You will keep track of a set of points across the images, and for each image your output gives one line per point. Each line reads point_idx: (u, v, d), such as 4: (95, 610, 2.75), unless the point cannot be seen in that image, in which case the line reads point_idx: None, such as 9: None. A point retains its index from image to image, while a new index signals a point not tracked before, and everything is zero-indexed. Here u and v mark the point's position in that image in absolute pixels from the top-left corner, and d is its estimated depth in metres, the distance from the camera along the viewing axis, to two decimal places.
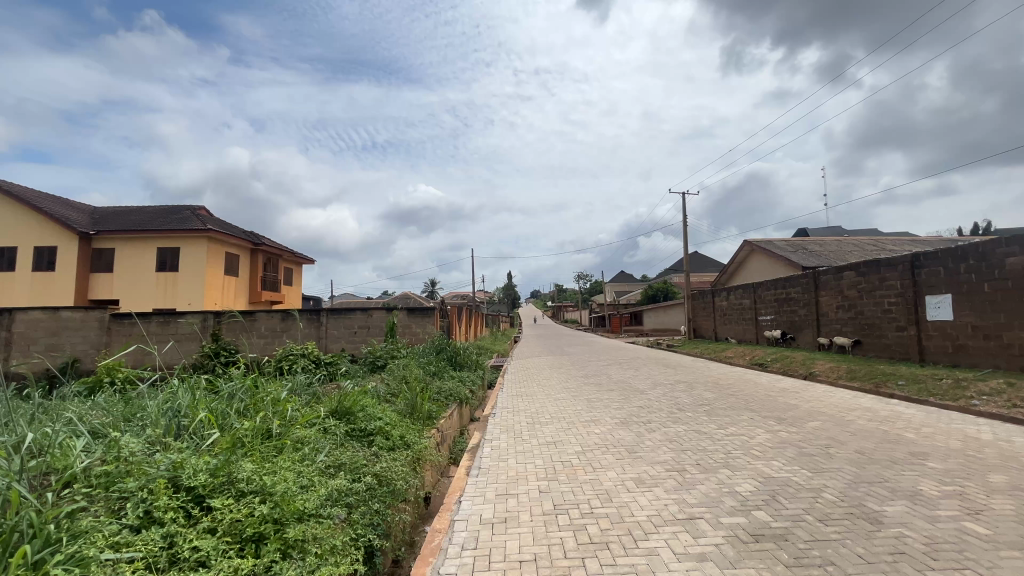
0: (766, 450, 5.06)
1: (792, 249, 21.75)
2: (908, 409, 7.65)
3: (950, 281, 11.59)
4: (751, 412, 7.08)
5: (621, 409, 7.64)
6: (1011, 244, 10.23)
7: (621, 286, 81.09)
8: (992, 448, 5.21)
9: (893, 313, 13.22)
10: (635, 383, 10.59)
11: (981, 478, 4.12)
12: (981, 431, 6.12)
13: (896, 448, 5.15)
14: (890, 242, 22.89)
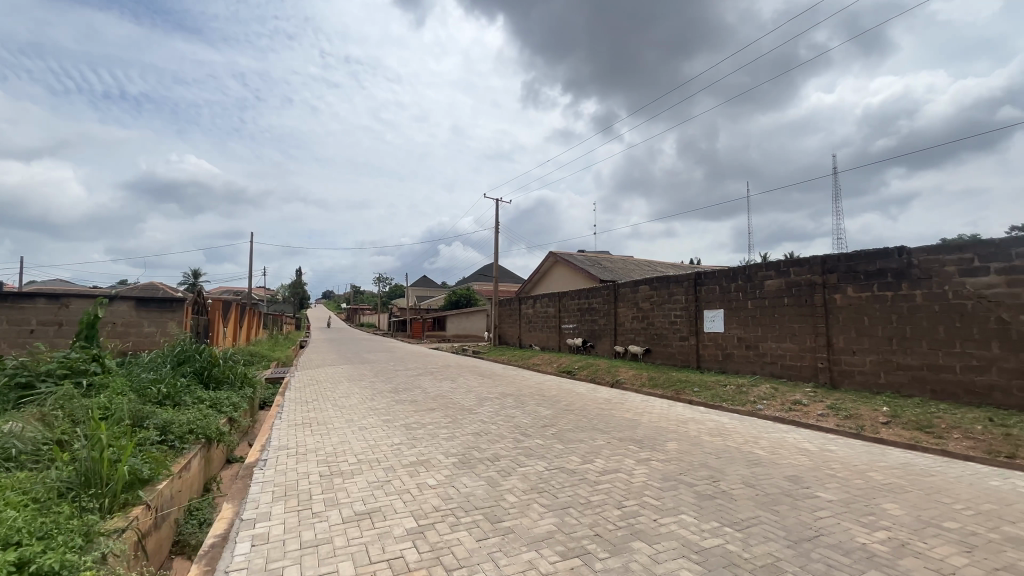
0: (661, 495, 3.89)
1: (589, 263, 23.48)
2: (723, 417, 7.87)
3: (723, 298, 13.34)
4: (603, 435, 6.07)
5: (453, 440, 5.79)
6: (769, 268, 12.11)
7: (423, 291, 79.81)
8: (835, 463, 5.14)
9: (678, 325, 14.74)
10: (458, 398, 8.88)
11: (884, 512, 3.64)
12: (799, 440, 6.32)
13: (770, 472, 4.61)
14: (659, 265, 26.82)
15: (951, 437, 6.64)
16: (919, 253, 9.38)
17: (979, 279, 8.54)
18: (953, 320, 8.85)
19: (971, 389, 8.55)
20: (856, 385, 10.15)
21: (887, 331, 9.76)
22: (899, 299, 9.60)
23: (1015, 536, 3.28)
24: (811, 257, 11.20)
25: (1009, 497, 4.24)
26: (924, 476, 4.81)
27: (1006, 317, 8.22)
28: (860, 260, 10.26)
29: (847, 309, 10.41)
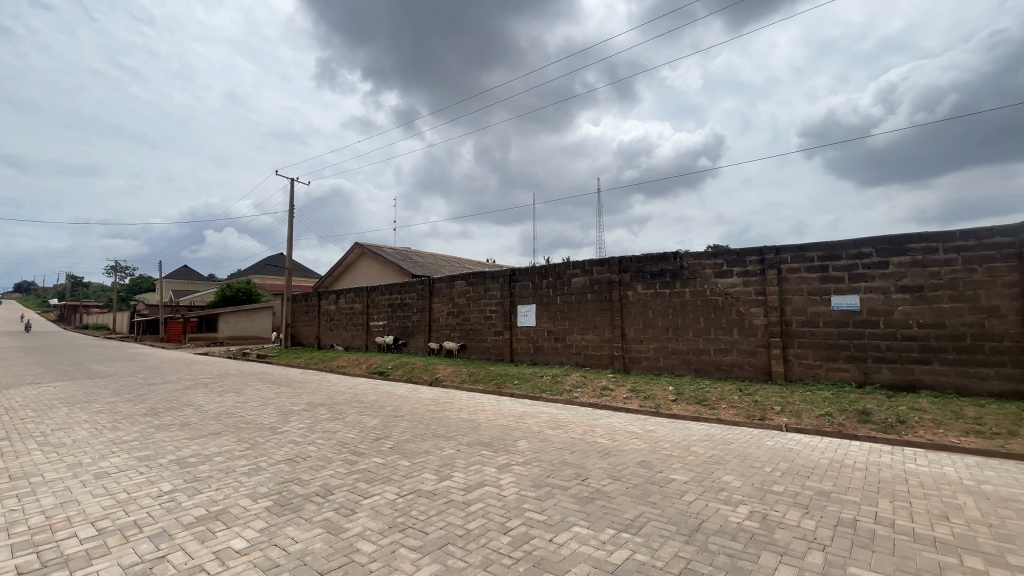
0: (543, 508, 3.44)
1: (400, 257, 22.33)
2: (550, 408, 8.05)
3: (535, 293, 14.06)
4: (449, 441, 5.41)
5: (257, 473, 4.32)
6: (576, 266, 13.23)
7: (181, 284, 65.01)
8: (662, 442, 5.59)
9: (493, 319, 14.99)
10: (252, 415, 7.00)
11: (730, 485, 3.94)
12: (623, 423, 6.81)
13: (623, 461, 4.66)
14: (466, 262, 27.31)
15: (721, 407, 8.09)
16: (688, 257, 11.36)
17: (727, 279, 10.80)
18: (710, 312, 10.99)
19: (720, 367, 10.77)
20: (642, 369, 11.84)
21: (665, 322, 11.60)
22: (674, 295, 11.52)
23: (820, 490, 3.87)
24: (610, 258, 12.61)
25: (787, 454, 5.18)
26: (726, 444, 5.58)
27: (742, 309, 10.58)
28: (647, 261, 11.98)
29: (637, 303, 12.06)
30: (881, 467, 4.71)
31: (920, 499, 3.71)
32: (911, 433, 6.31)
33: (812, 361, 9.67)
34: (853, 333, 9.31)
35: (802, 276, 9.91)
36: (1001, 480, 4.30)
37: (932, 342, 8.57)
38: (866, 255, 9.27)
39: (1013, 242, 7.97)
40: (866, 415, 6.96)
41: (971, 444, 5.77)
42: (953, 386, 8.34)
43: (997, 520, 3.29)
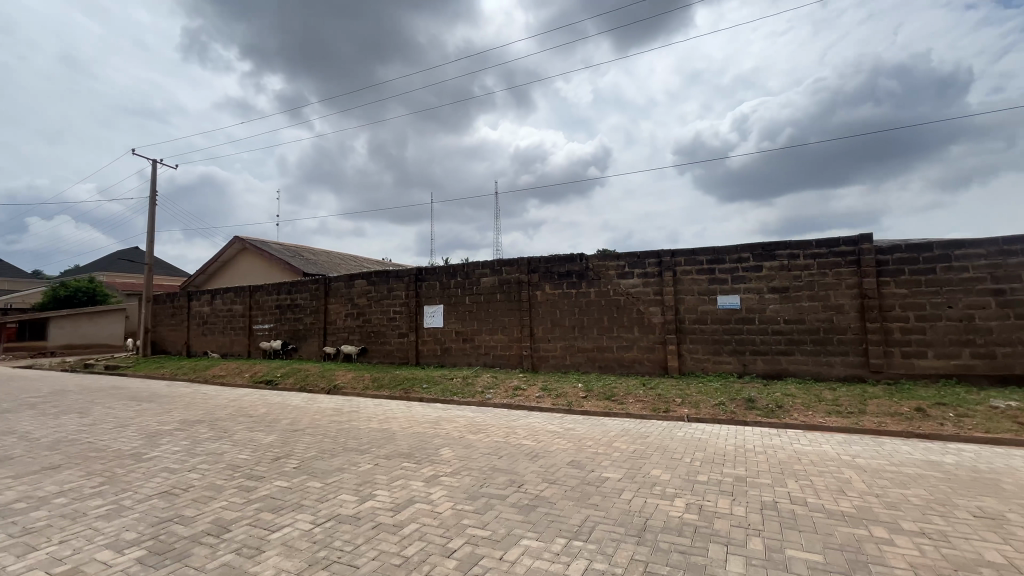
0: (485, 522, 3.17)
1: (288, 253, 20.33)
2: (466, 412, 7.78)
3: (442, 293, 13.63)
4: (363, 455, 4.87)
5: (119, 516, 3.43)
6: (485, 266, 13.08)
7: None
8: (585, 439, 5.64)
9: (397, 321, 14.26)
10: (105, 440, 5.69)
11: (660, 479, 4.03)
12: (542, 423, 6.78)
13: (554, 463, 4.55)
14: (364, 260, 25.83)
15: (629, 402, 8.48)
16: (593, 258, 11.82)
17: (628, 280, 11.43)
18: (613, 311, 11.54)
19: (622, 363, 11.36)
20: (550, 367, 12.07)
21: (572, 321, 11.95)
22: (580, 295, 11.91)
23: (738, 476, 4.12)
24: (519, 258, 12.66)
25: (698, 443, 5.51)
26: (643, 437, 5.79)
27: (641, 308, 11.27)
28: (555, 262, 12.24)
29: (545, 303, 12.26)
30: (777, 449, 5.21)
31: (817, 476, 4.13)
32: (788, 416, 7.18)
33: (701, 355, 10.61)
34: (734, 329, 10.39)
35: (693, 278, 10.83)
36: (868, 453, 4.99)
37: (794, 336, 9.88)
38: (745, 259, 10.40)
39: (854, 251, 9.49)
40: (752, 402, 7.76)
41: (834, 423, 6.72)
42: (810, 372, 9.68)
43: (880, 490, 3.75)
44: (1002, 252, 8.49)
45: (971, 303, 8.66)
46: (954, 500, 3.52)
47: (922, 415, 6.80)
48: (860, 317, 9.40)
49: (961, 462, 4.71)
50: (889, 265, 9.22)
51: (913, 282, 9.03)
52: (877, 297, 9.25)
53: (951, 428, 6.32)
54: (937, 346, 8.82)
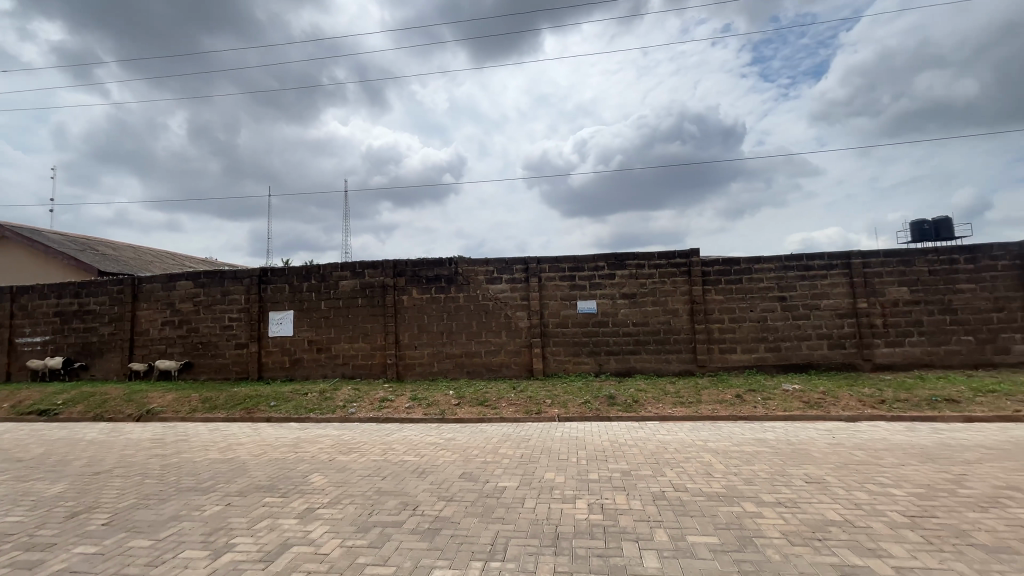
0: (386, 558, 2.75)
1: (75, 247, 16.07)
2: (329, 430, 6.94)
3: (293, 298, 12.11)
4: (207, 496, 3.93)
5: None
6: (344, 268, 11.99)
7: None
8: (470, 449, 5.43)
9: (233, 329, 12.23)
10: None
11: (557, 482, 4.02)
12: (420, 435, 6.37)
13: (446, 478, 4.25)
14: (185, 259, 21.80)
15: (502, 406, 8.52)
16: (462, 263, 11.70)
17: (497, 285, 11.58)
18: (482, 316, 11.56)
19: (490, 367, 11.44)
20: (417, 375, 11.57)
21: (440, 327, 11.64)
22: (448, 300, 11.68)
23: (624, 470, 4.35)
24: (384, 261, 11.90)
25: (577, 441, 5.73)
26: (526, 441, 5.82)
27: (509, 313, 11.50)
28: (422, 266, 11.80)
29: (412, 309, 11.73)
30: (645, 441, 5.69)
31: (686, 463, 4.58)
32: (643, 409, 7.97)
33: (563, 357, 11.25)
34: (591, 332, 11.24)
35: (556, 284, 11.45)
36: (714, 438, 5.76)
37: (641, 337, 11.08)
38: (600, 268, 11.35)
39: (685, 262, 11.05)
40: (612, 399, 8.43)
41: (679, 412, 7.68)
42: (653, 368, 10.96)
43: (736, 469, 4.32)
44: (785, 266, 10.72)
45: (765, 307, 10.73)
46: (788, 471, 4.22)
47: (740, 400, 8.18)
48: (690, 319, 10.96)
49: (779, 438, 5.72)
50: (710, 275, 10.95)
51: (727, 289, 10.87)
52: (702, 302, 10.90)
53: (761, 409, 7.72)
54: (743, 342, 10.74)
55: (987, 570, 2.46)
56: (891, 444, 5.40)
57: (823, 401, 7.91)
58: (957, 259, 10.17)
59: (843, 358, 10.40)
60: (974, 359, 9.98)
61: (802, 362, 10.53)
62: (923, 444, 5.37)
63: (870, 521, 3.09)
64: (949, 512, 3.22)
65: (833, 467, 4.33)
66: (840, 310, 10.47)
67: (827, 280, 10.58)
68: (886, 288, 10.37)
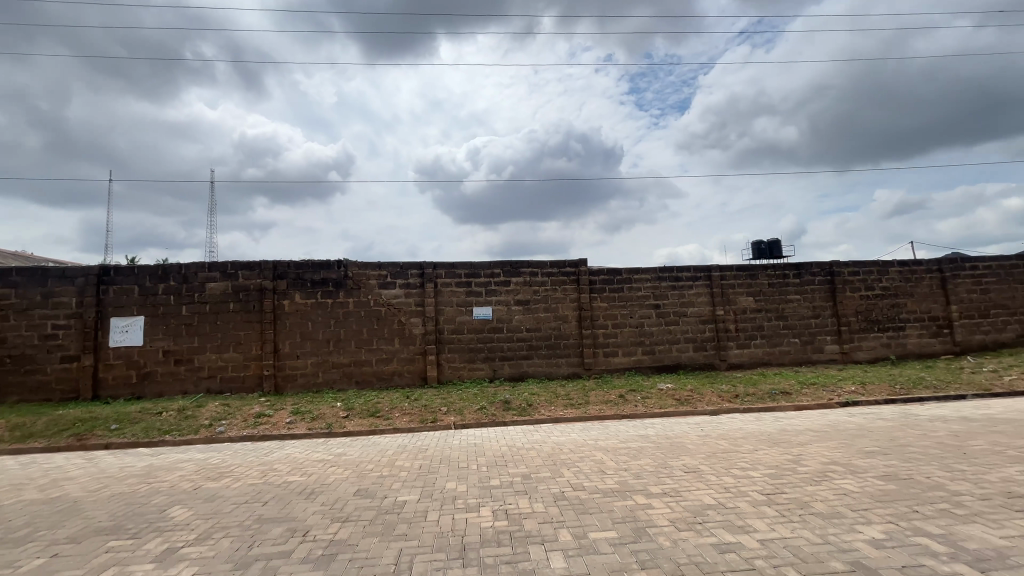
0: None
1: None
2: (192, 454, 6.03)
3: (143, 301, 10.38)
4: (23, 547, 3.14)
5: None
6: (211, 269, 10.60)
7: None
8: (363, 464, 5.10)
9: (58, 340, 10.10)
10: None
11: (460, 492, 3.94)
12: (304, 453, 5.83)
13: (338, 497, 3.93)
14: None
15: (396, 416, 8.16)
16: (352, 266, 11.04)
17: (390, 290, 11.14)
18: (373, 322, 11.01)
19: (381, 376, 10.93)
20: (298, 387, 10.62)
21: (326, 334, 10.84)
22: (336, 305, 10.93)
23: (524, 474, 4.42)
24: (261, 262, 10.76)
25: (476, 448, 5.70)
26: (423, 451, 5.64)
27: (403, 319, 11.12)
28: (307, 268, 10.91)
29: (293, 314, 10.75)
30: (540, 443, 5.86)
31: (581, 462, 4.80)
32: (537, 412, 8.23)
33: (458, 364, 11.16)
34: (486, 338, 11.33)
35: (452, 289, 11.36)
36: (603, 436, 6.14)
37: (533, 342, 11.45)
38: (496, 275, 11.52)
39: (575, 271, 11.69)
40: (508, 404, 8.55)
41: (570, 414, 8.06)
42: (544, 372, 11.38)
43: (625, 465, 4.64)
44: (659, 277, 11.90)
45: (643, 314, 11.78)
46: (668, 463, 4.65)
47: (623, 400, 8.85)
48: (578, 325, 11.60)
49: (658, 433, 6.28)
50: (596, 283, 11.73)
51: (611, 298, 11.73)
52: (589, 309, 11.62)
53: (641, 407, 8.44)
54: (624, 346, 11.66)
55: (826, 533, 2.94)
56: (746, 432, 6.24)
57: (691, 398, 8.90)
58: (788, 274, 12.18)
59: (704, 359, 11.81)
60: (800, 357, 12.00)
61: (672, 363, 11.74)
62: (768, 430, 6.30)
63: (737, 501, 3.52)
64: (794, 488, 3.80)
65: (704, 456, 4.86)
66: (703, 316, 11.89)
67: (693, 290, 11.96)
68: (738, 298, 12.04)
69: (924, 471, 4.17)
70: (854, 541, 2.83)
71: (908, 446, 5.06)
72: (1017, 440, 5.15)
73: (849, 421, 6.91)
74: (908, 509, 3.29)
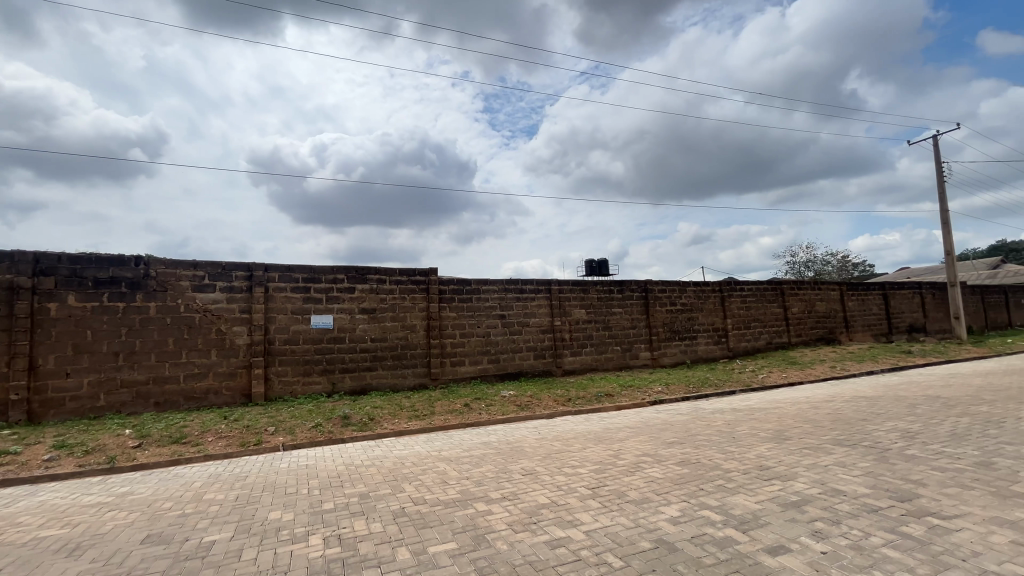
0: None
1: None
2: None
3: None
4: None
5: None
6: None
7: None
8: (158, 502, 4.22)
9: None
10: None
11: (285, 521, 3.51)
12: (70, 496, 4.59)
13: (118, 549, 3.16)
14: None
15: (207, 441, 6.96)
16: (157, 264, 9.23)
17: (207, 294, 9.57)
18: (181, 332, 9.31)
19: (190, 396, 9.26)
20: (66, 414, 8.38)
21: (113, 346, 8.81)
22: (130, 310, 8.97)
23: (361, 494, 4.14)
24: (13, 252, 8.29)
25: (308, 470, 5.17)
26: (241, 479, 4.91)
27: (223, 328, 9.63)
28: (88, 264, 8.79)
29: (63, 321, 8.50)
30: (381, 459, 5.57)
31: (423, 475, 4.69)
32: (379, 426, 7.84)
33: (290, 378, 10.06)
34: (325, 349, 10.44)
35: (287, 295, 10.25)
36: (447, 446, 6.12)
37: (378, 353, 10.93)
38: (339, 281, 10.75)
39: (424, 280, 11.56)
40: (347, 419, 7.98)
41: (415, 426, 7.88)
42: (389, 384, 10.94)
43: (467, 473, 4.68)
44: (505, 288, 12.46)
45: (489, 323, 12.18)
46: (508, 468, 4.83)
47: (468, 408, 8.98)
48: (426, 334, 11.45)
49: (500, 439, 6.52)
50: (445, 293, 11.78)
51: (459, 307, 11.89)
52: (438, 319, 11.58)
53: (485, 415, 8.66)
54: (470, 355, 11.88)
55: (637, 517, 3.36)
56: (576, 433, 6.85)
57: (530, 403, 9.45)
58: (613, 290, 13.86)
59: (543, 366, 12.69)
60: (621, 362, 13.70)
61: (515, 370, 12.36)
62: (594, 430, 7.02)
63: (567, 498, 3.82)
64: (613, 480, 4.27)
65: (540, 459, 5.18)
66: (543, 327, 12.79)
67: (535, 302, 12.80)
68: (572, 310, 13.27)
69: (707, 455, 5.08)
70: (657, 521, 3.28)
71: (696, 436, 6.12)
72: (766, 424, 6.62)
73: (655, 417, 8.08)
74: (695, 488, 3.96)
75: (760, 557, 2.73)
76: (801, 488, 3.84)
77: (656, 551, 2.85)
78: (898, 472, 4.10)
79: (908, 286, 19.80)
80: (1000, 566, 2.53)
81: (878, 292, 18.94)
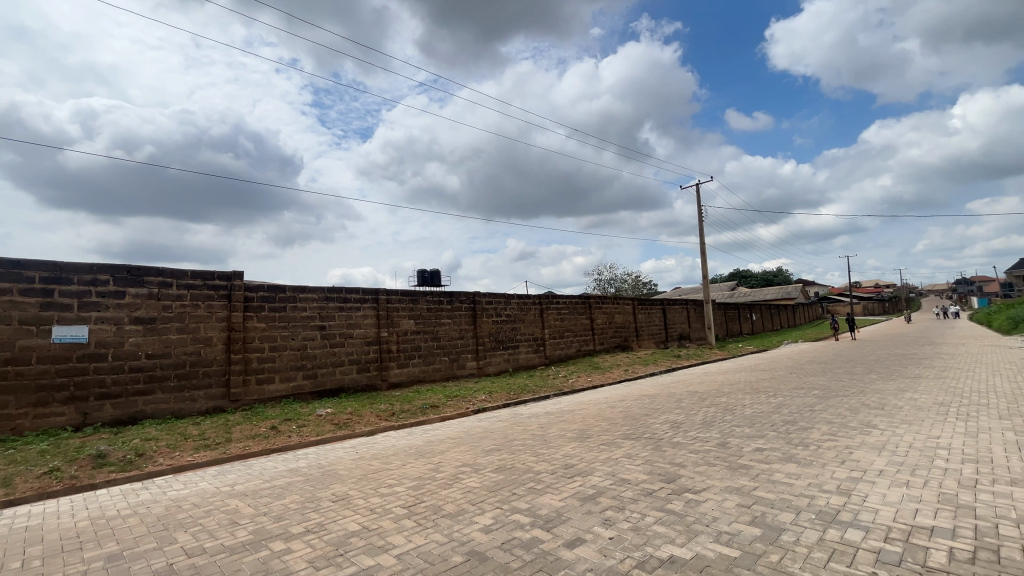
0: None
1: None
2: None
3: None
4: None
5: None
6: None
7: None
8: None
9: None
10: None
11: None
12: None
13: None
14: None
15: None
16: None
17: None
18: None
19: None
20: None
21: None
22: None
23: (109, 555, 3.25)
24: None
25: (29, 534, 3.88)
26: None
27: None
28: None
29: None
30: (148, 505, 4.50)
31: (206, 518, 3.92)
32: (149, 464, 6.35)
33: (12, 411, 7.51)
34: (74, 370, 8.11)
35: (12, 300, 7.71)
36: (242, 479, 5.27)
37: (156, 372, 8.94)
38: (101, 282, 8.52)
39: (225, 285, 9.94)
40: (103, 458, 6.28)
41: (202, 458, 6.62)
42: (170, 411, 9.01)
43: (263, 509, 4.07)
44: (326, 297, 11.49)
45: (306, 335, 11.04)
46: (316, 496, 4.35)
47: (275, 432, 7.93)
48: (225, 349, 9.80)
49: (309, 464, 5.89)
50: (252, 301, 10.31)
51: (270, 318, 10.52)
52: (241, 330, 10.03)
53: (295, 438, 7.75)
54: (281, 371, 10.58)
55: (451, 531, 3.33)
56: (396, 449, 6.58)
57: (350, 421, 8.81)
58: (443, 300, 13.95)
59: (367, 380, 12.02)
60: (448, 373, 13.80)
61: (334, 386, 11.42)
62: (416, 444, 6.85)
63: (379, 521, 3.61)
64: (431, 495, 4.19)
65: (354, 481, 4.82)
66: (368, 338, 12.13)
67: (360, 312, 12.08)
68: (400, 321, 12.92)
69: (521, 460, 5.38)
70: (471, 532, 3.31)
71: (512, 441, 6.45)
72: (571, 425, 7.35)
73: (477, 426, 8.30)
74: (508, 493, 4.13)
75: (560, 552, 2.94)
76: (596, 481, 4.33)
77: (468, 564, 2.85)
78: (667, 458, 4.95)
79: (679, 302, 24.51)
80: (730, 526, 3.20)
81: (659, 307, 22.98)
